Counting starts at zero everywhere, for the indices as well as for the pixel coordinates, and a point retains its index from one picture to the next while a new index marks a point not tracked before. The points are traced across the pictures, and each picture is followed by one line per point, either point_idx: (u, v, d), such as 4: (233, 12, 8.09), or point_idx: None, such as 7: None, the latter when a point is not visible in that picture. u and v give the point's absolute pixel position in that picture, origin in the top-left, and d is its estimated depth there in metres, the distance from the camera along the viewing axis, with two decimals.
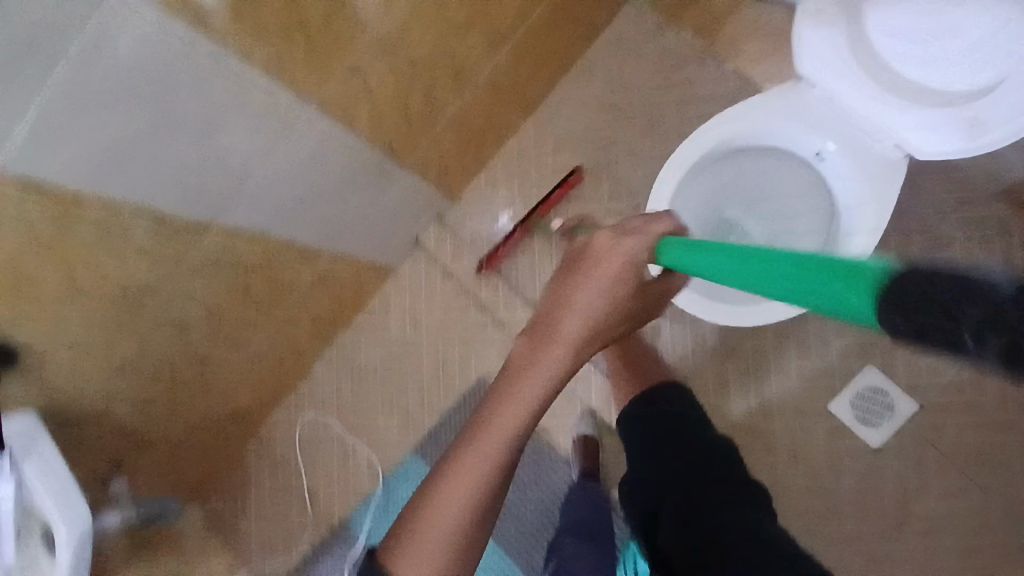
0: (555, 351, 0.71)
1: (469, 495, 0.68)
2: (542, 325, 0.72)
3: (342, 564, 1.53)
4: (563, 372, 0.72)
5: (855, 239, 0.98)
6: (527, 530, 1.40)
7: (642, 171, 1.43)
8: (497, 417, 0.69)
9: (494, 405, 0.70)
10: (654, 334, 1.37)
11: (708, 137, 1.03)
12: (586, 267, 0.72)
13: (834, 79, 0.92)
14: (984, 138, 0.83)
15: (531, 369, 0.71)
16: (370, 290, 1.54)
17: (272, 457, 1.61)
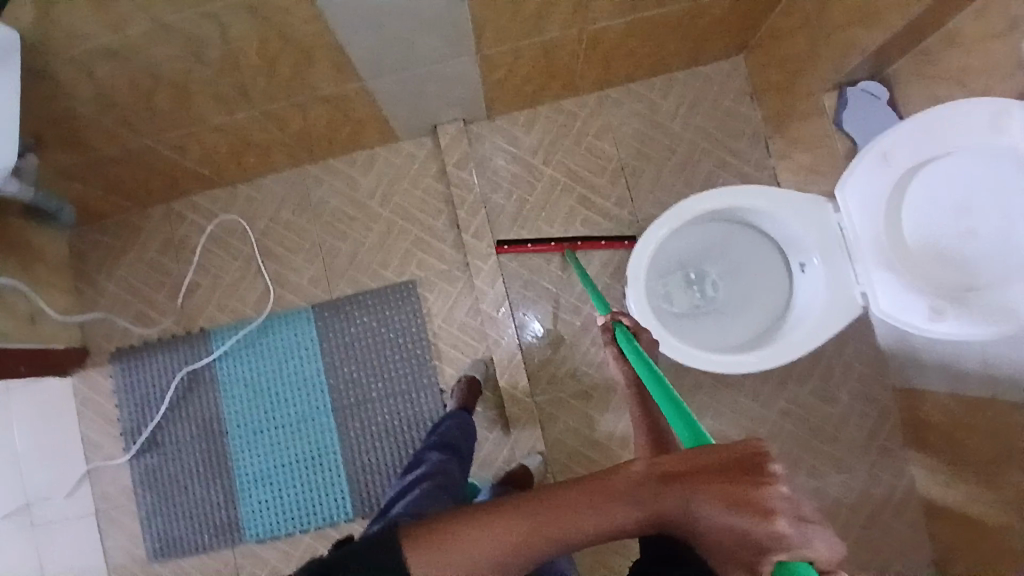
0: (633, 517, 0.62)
1: (481, 551, 0.65)
2: (649, 485, 0.62)
3: (181, 367, 1.48)
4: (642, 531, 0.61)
5: (789, 342, 1.08)
6: (377, 433, 1.45)
7: (653, 198, 1.51)
8: (556, 508, 0.65)
9: (574, 492, 0.65)
10: (580, 332, 1.45)
11: (747, 197, 1.09)
12: (745, 483, 0.54)
13: (860, 212, 1.00)
14: (936, 328, 0.96)
15: (616, 500, 0.63)
16: (364, 143, 1.50)
17: (173, 232, 1.52)
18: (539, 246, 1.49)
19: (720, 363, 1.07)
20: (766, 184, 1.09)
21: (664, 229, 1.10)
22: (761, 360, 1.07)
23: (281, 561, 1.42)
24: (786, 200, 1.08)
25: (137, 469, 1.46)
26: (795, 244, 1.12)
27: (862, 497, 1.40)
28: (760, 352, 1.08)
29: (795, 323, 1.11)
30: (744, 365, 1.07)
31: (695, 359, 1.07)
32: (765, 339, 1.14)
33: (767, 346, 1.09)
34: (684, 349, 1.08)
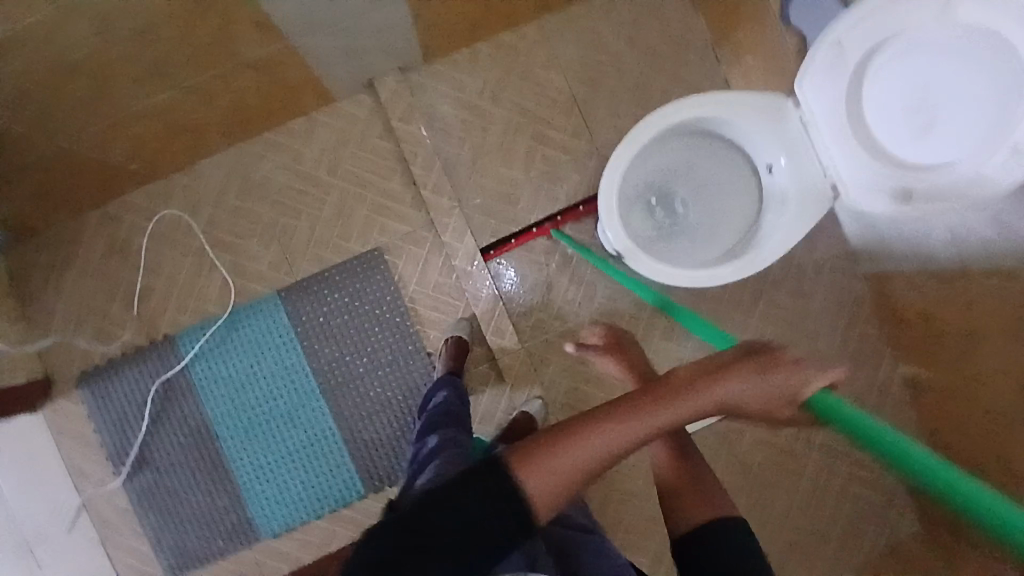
0: (686, 411, 0.80)
1: (593, 453, 0.73)
2: (699, 381, 0.83)
3: (154, 379, 1.42)
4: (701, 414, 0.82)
5: (770, 244, 1.08)
6: (371, 408, 1.43)
7: (609, 124, 1.48)
8: (639, 415, 0.77)
9: (646, 398, 0.80)
10: (556, 273, 1.44)
11: (707, 107, 1.07)
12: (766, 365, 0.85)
13: (820, 106, 0.99)
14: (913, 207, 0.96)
15: (685, 392, 0.81)
16: (301, 110, 1.40)
17: (114, 237, 1.41)
18: (503, 191, 1.44)
19: (707, 276, 1.06)
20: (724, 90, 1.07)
21: (630, 150, 1.07)
22: (745, 266, 1.06)
23: (302, 549, 1.42)
24: (746, 105, 1.06)
25: (133, 490, 1.41)
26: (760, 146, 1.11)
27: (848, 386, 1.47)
28: (745, 259, 1.07)
29: (772, 225, 1.11)
30: (731, 272, 1.06)
31: (681, 276, 1.06)
32: (746, 246, 1.13)
33: (750, 252, 1.08)
34: (669, 268, 1.06)
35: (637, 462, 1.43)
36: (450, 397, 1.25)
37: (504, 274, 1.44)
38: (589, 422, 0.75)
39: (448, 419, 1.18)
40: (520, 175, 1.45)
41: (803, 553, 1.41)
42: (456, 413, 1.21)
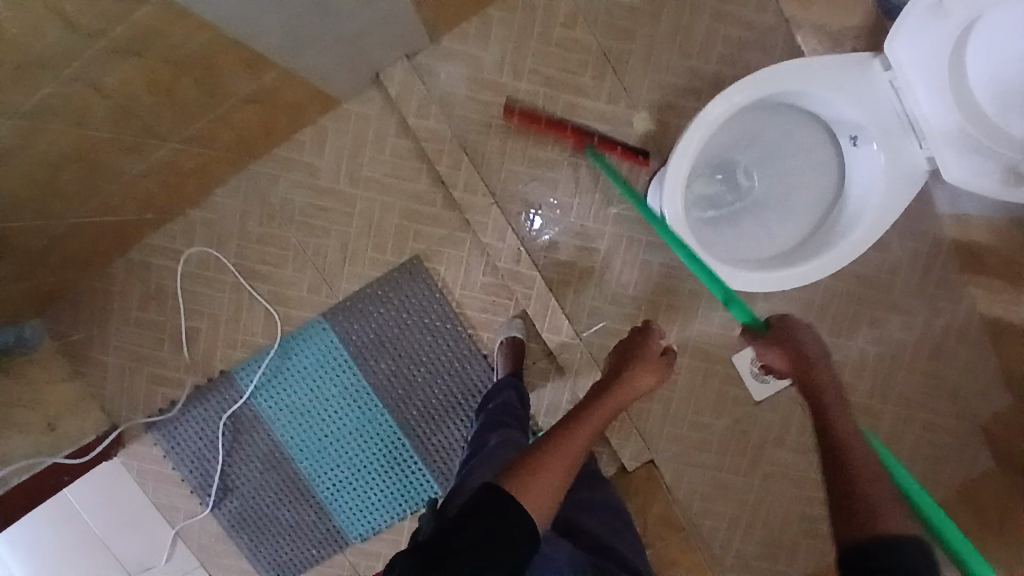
0: (622, 397, 0.94)
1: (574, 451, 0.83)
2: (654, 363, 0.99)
3: (218, 414, 1.42)
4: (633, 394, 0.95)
5: (860, 229, 0.97)
6: (437, 417, 1.40)
7: (647, 79, 1.32)
8: (597, 402, 0.92)
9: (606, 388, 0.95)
10: (606, 256, 1.34)
11: (781, 81, 0.93)
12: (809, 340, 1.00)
13: (912, 74, 0.91)
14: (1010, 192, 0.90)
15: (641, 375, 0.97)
16: (307, 120, 1.28)
17: (147, 283, 1.38)
18: (539, 175, 1.33)
19: (789, 277, 0.97)
20: (801, 58, 0.93)
21: (695, 144, 0.95)
22: (831, 261, 0.97)
23: (392, 547, 1.46)
24: (827, 73, 0.93)
25: (223, 516, 1.46)
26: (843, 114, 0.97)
27: (926, 330, 1.40)
28: (830, 251, 0.97)
29: (861, 203, 0.98)
30: (816, 270, 0.97)
31: (762, 279, 0.97)
32: (828, 228, 1.02)
33: (836, 240, 0.98)
34: (748, 273, 0.97)
35: (708, 435, 1.39)
36: (503, 403, 1.13)
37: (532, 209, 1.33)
38: (555, 443, 0.83)
39: (501, 425, 1.05)
40: (555, 156, 1.32)
41: None
42: (509, 420, 1.07)
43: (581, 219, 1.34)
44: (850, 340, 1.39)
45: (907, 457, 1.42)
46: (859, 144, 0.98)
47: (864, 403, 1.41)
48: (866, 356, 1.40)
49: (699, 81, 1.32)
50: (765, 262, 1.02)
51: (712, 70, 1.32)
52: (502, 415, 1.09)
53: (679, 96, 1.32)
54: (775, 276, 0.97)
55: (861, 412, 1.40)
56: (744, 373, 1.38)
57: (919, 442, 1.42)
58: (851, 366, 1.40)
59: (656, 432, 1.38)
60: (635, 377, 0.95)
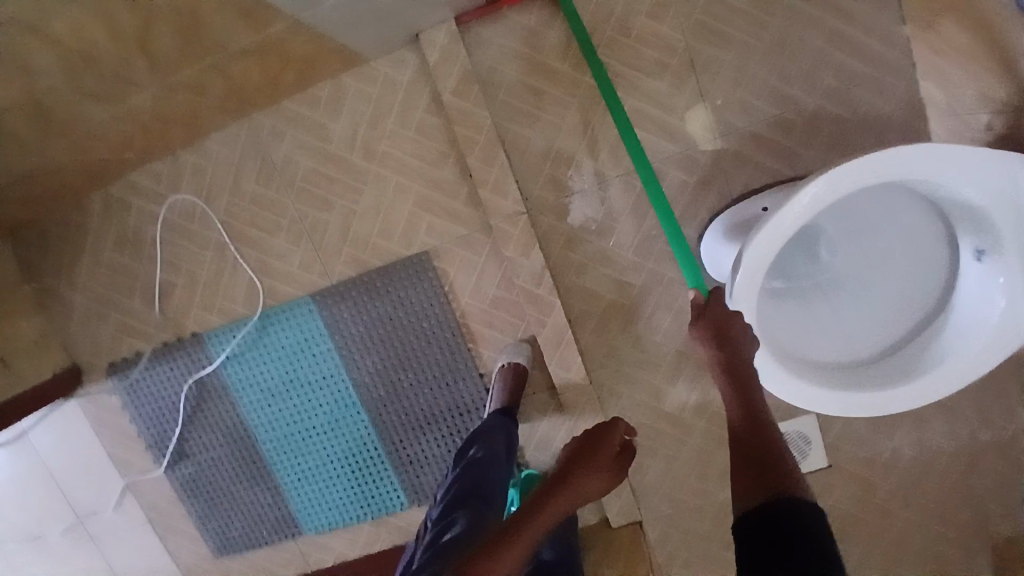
0: (572, 497, 0.72)
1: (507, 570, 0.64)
2: (616, 460, 0.79)
3: (185, 378, 1.30)
4: (583, 494, 0.73)
5: (949, 367, 0.84)
6: (419, 428, 1.27)
7: (732, 100, 1.12)
8: (548, 508, 0.70)
9: (565, 483, 0.73)
10: (636, 292, 1.18)
11: (914, 168, 0.75)
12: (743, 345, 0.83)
13: None
14: None
15: (596, 473, 0.75)
16: (322, 75, 1.10)
17: (125, 223, 1.26)
18: (580, 188, 1.15)
19: (852, 403, 0.86)
20: (945, 144, 0.75)
21: (787, 228, 0.77)
22: (904, 396, 0.86)
23: (348, 546, 1.37)
24: (973, 171, 0.76)
25: (177, 479, 1.38)
26: (973, 219, 0.81)
27: (969, 441, 1.24)
28: (910, 381, 0.85)
29: (959, 334, 0.84)
30: (886, 398, 0.86)
31: (821, 399, 0.85)
32: (910, 349, 0.89)
33: (917, 372, 0.85)
34: (807, 390, 0.85)
35: (705, 503, 1.25)
36: (488, 451, 0.97)
37: (564, 218, 1.16)
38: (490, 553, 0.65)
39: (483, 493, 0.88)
40: (603, 169, 1.14)
41: None
42: (489, 484, 0.90)
43: (618, 246, 1.17)
44: (884, 435, 1.24)
45: (911, 563, 1.28)
46: (982, 262, 0.82)
47: (881, 504, 1.26)
48: (897, 455, 1.25)
49: (795, 114, 1.12)
50: (832, 372, 0.88)
51: (812, 104, 1.11)
52: (483, 469, 0.93)
53: (767, 128, 1.12)
54: (845, 396, 0.86)
55: (876, 512, 1.27)
56: None
57: (930, 557, 1.28)
58: (877, 463, 1.25)
59: (647, 489, 1.26)
60: (591, 478, 0.74)
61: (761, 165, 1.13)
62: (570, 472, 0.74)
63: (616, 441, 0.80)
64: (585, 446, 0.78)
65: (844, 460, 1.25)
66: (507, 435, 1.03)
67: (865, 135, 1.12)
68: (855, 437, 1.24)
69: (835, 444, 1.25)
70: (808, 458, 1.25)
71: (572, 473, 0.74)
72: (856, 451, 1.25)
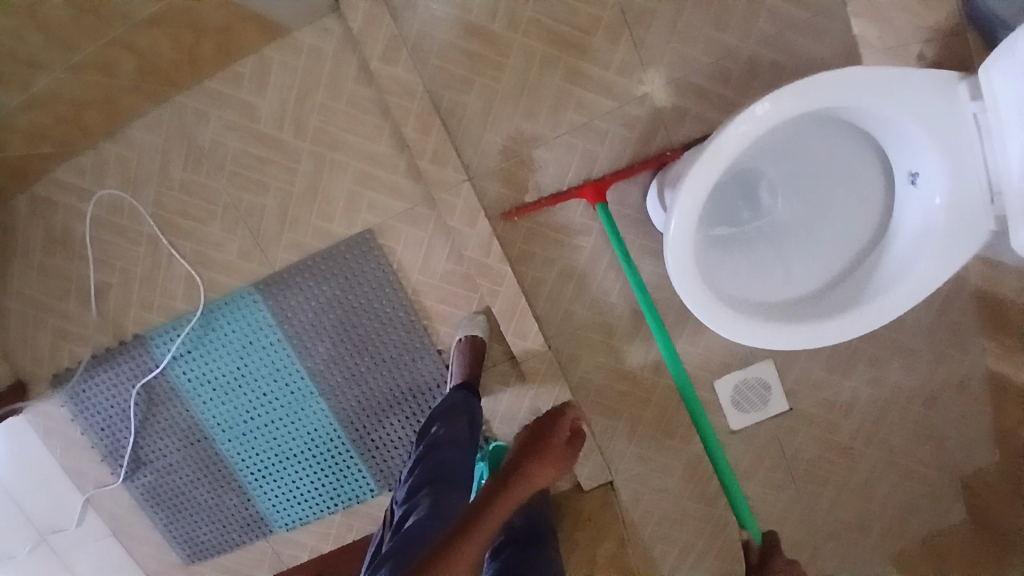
0: (535, 482, 0.72)
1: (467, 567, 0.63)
2: (571, 445, 0.82)
3: (131, 382, 1.24)
4: (545, 479, 0.74)
5: (896, 293, 0.82)
6: (381, 412, 1.24)
7: (668, 51, 1.10)
8: (510, 497, 0.69)
9: (531, 466, 0.73)
10: (589, 255, 1.17)
11: (843, 93, 0.75)
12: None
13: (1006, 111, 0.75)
14: None
15: (559, 460, 0.76)
16: (243, 49, 1.05)
17: (52, 223, 1.19)
18: (522, 151, 1.12)
19: (803, 338, 0.84)
20: (871, 67, 0.75)
21: (719, 165, 0.76)
22: (855, 326, 0.84)
23: (319, 539, 1.34)
24: (900, 92, 0.76)
25: (134, 490, 1.32)
26: (906, 142, 0.81)
27: (925, 377, 1.26)
28: (858, 312, 0.83)
29: (904, 259, 0.83)
30: (837, 331, 0.84)
31: (771, 337, 0.83)
32: (858, 281, 0.87)
33: (864, 301, 0.84)
34: (756, 328, 0.83)
35: (673, 460, 1.26)
36: (449, 430, 0.94)
37: (510, 182, 1.13)
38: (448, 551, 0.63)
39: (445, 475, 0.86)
40: (543, 131, 1.12)
41: (844, 544, 1.31)
42: (452, 463, 0.88)
43: (566, 209, 1.15)
44: (843, 379, 1.26)
45: (877, 501, 1.30)
46: (918, 185, 0.82)
47: (844, 445, 1.28)
48: (856, 397, 1.26)
49: (732, 60, 1.11)
50: (780, 311, 0.87)
51: (748, 50, 1.10)
52: (443, 448, 0.90)
53: (704, 77, 1.11)
54: (794, 331, 0.84)
55: (840, 454, 1.28)
56: (724, 400, 1.24)
57: (898, 493, 1.30)
58: (838, 407, 1.27)
59: (614, 453, 1.25)
60: (549, 465, 0.75)
61: (701, 116, 1.12)
62: (527, 455, 0.76)
63: (564, 431, 0.82)
64: (544, 434, 0.81)
65: (807, 406, 1.26)
66: (468, 414, 1.00)
67: (802, 78, 1.11)
68: (816, 383, 1.25)
69: (796, 391, 1.25)
70: (769, 405, 1.25)
71: (535, 458, 0.74)
72: (817, 396, 1.26)
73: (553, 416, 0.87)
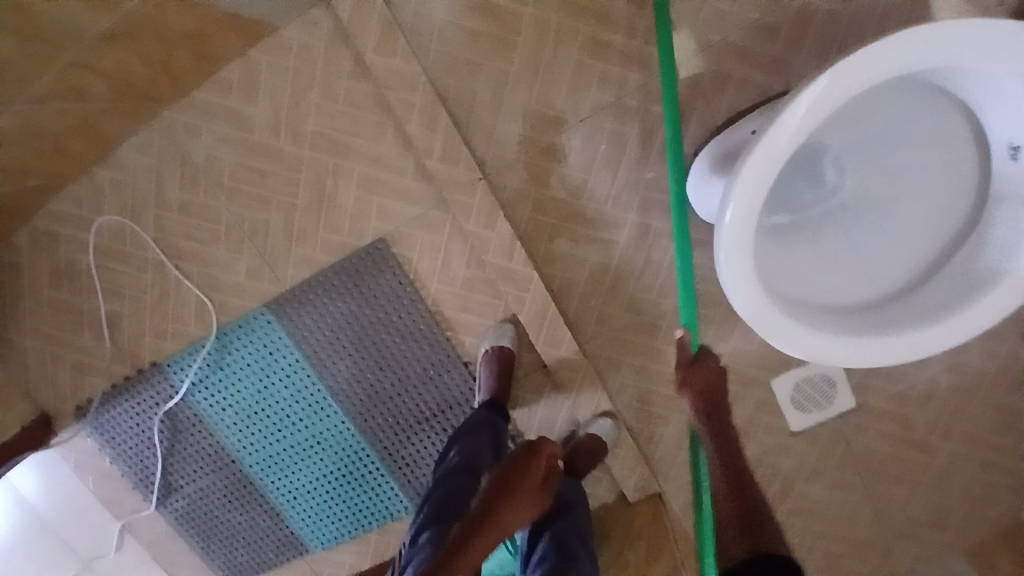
0: (501, 530, 0.66)
1: None
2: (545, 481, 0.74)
3: (153, 412, 1.20)
4: (515, 524, 0.68)
5: (994, 293, 0.70)
6: (411, 431, 1.17)
7: (702, 11, 0.95)
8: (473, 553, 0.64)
9: (498, 508, 0.67)
10: (624, 250, 1.05)
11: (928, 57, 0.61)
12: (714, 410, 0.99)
13: None
14: None
15: (526, 504, 0.69)
16: (227, 53, 0.96)
17: (56, 256, 1.13)
18: (543, 140, 1.00)
19: (883, 350, 0.72)
20: (965, 22, 0.61)
21: (777, 156, 0.64)
22: (944, 333, 0.72)
23: (358, 557, 1.30)
24: (1004, 50, 0.62)
25: (167, 518, 1.29)
26: (1006, 109, 0.67)
27: (1013, 359, 1.11)
28: (948, 317, 0.71)
29: (1004, 250, 0.70)
30: (922, 339, 0.72)
31: (843, 351, 0.72)
32: (945, 278, 0.74)
33: (955, 304, 0.71)
34: (825, 342, 0.72)
35: None
36: (467, 457, 0.85)
37: (531, 175, 1.02)
38: None
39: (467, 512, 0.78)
40: (563, 116, 1.00)
41: (926, 546, 1.19)
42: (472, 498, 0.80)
43: (596, 202, 1.03)
44: (919, 368, 1.12)
45: (960, 497, 1.17)
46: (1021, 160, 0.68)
47: (921, 439, 1.15)
48: (935, 387, 1.12)
49: (778, 15, 0.95)
50: (851, 316, 0.75)
51: (795, 1, 0.95)
52: (457, 480, 0.82)
53: (746, 38, 0.96)
54: (870, 343, 0.72)
55: (917, 450, 1.15)
56: (782, 399, 1.12)
57: (981, 485, 1.17)
58: (915, 398, 1.13)
59: (662, 460, 1.15)
60: (514, 512, 0.67)
61: (745, 84, 0.97)
62: (497, 494, 0.68)
63: (539, 465, 0.74)
64: (515, 467, 0.72)
65: (877, 400, 1.13)
66: (488, 435, 0.91)
67: (862, 28, 0.95)
68: (887, 375, 1.12)
69: (865, 385, 1.12)
70: (834, 402, 1.13)
71: (502, 501, 0.67)
72: (890, 388, 1.13)
73: (528, 449, 0.76)
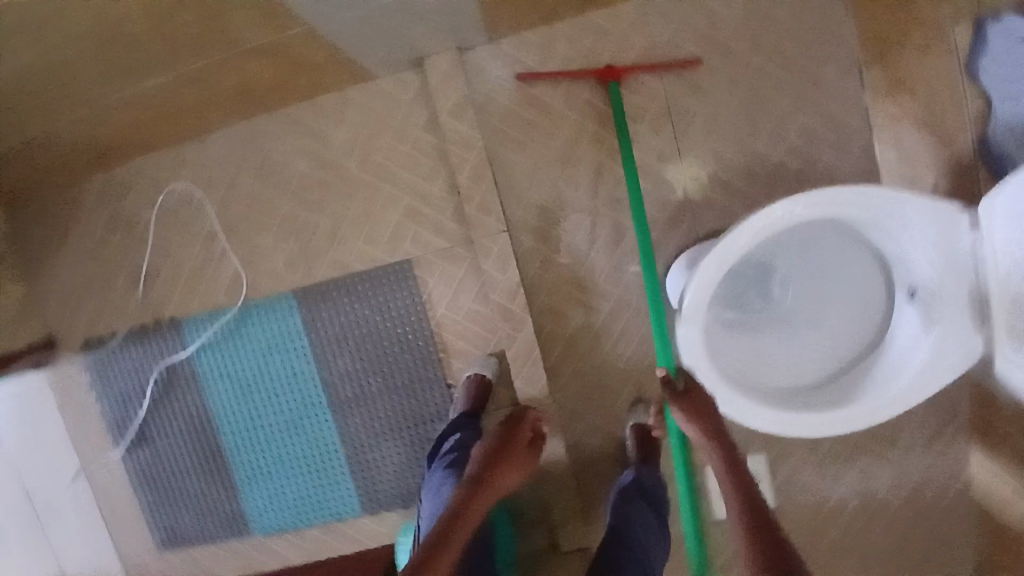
0: (508, 475, 0.92)
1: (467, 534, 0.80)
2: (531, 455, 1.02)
3: (155, 363, 1.31)
4: (516, 473, 0.94)
5: (887, 394, 0.88)
6: (384, 433, 1.28)
7: (704, 150, 1.22)
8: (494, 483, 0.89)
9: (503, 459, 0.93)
10: (606, 319, 1.24)
11: (850, 208, 0.84)
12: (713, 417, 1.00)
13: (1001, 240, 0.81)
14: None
15: (521, 461, 0.97)
16: (329, 86, 1.20)
17: (122, 207, 1.30)
18: (560, 214, 1.23)
19: (798, 425, 0.89)
20: (880, 190, 0.84)
21: (734, 251, 0.85)
22: (847, 420, 0.89)
23: (294, 551, 1.34)
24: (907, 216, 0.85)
25: (130, 467, 1.35)
26: (908, 259, 0.90)
27: (915, 495, 1.27)
28: (851, 408, 0.89)
29: (897, 364, 0.90)
30: (831, 422, 0.89)
31: (766, 418, 0.89)
32: (853, 380, 0.93)
33: (857, 398, 0.89)
34: (752, 407, 0.88)
35: None
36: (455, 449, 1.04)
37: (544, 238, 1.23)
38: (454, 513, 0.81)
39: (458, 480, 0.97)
40: (580, 200, 1.23)
41: None
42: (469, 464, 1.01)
43: (591, 273, 1.24)
44: (833, 482, 1.28)
45: None
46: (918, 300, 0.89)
47: (827, 549, 1.29)
48: (843, 504, 1.28)
49: (762, 167, 1.22)
50: (777, 395, 0.93)
51: (776, 159, 1.22)
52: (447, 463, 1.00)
53: (734, 177, 1.22)
54: (789, 417, 0.89)
55: (822, 558, 1.29)
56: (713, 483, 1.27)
57: None
58: (826, 509, 1.28)
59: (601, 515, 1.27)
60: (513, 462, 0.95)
61: (727, 211, 1.22)
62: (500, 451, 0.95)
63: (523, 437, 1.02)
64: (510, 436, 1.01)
65: (793, 503, 1.28)
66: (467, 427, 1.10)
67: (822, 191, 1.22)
68: (805, 482, 1.28)
69: (785, 487, 1.28)
70: None
71: (506, 455, 0.95)
72: (806, 495, 1.28)
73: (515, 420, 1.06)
